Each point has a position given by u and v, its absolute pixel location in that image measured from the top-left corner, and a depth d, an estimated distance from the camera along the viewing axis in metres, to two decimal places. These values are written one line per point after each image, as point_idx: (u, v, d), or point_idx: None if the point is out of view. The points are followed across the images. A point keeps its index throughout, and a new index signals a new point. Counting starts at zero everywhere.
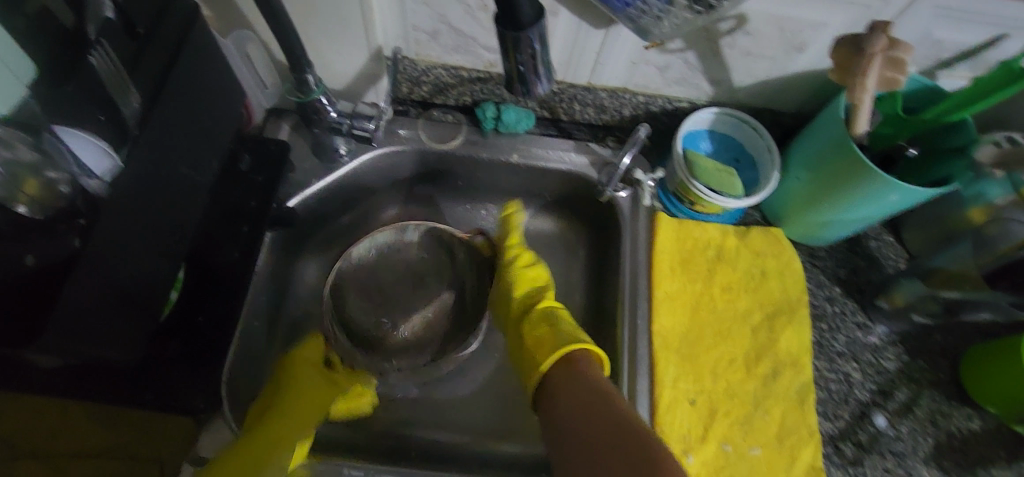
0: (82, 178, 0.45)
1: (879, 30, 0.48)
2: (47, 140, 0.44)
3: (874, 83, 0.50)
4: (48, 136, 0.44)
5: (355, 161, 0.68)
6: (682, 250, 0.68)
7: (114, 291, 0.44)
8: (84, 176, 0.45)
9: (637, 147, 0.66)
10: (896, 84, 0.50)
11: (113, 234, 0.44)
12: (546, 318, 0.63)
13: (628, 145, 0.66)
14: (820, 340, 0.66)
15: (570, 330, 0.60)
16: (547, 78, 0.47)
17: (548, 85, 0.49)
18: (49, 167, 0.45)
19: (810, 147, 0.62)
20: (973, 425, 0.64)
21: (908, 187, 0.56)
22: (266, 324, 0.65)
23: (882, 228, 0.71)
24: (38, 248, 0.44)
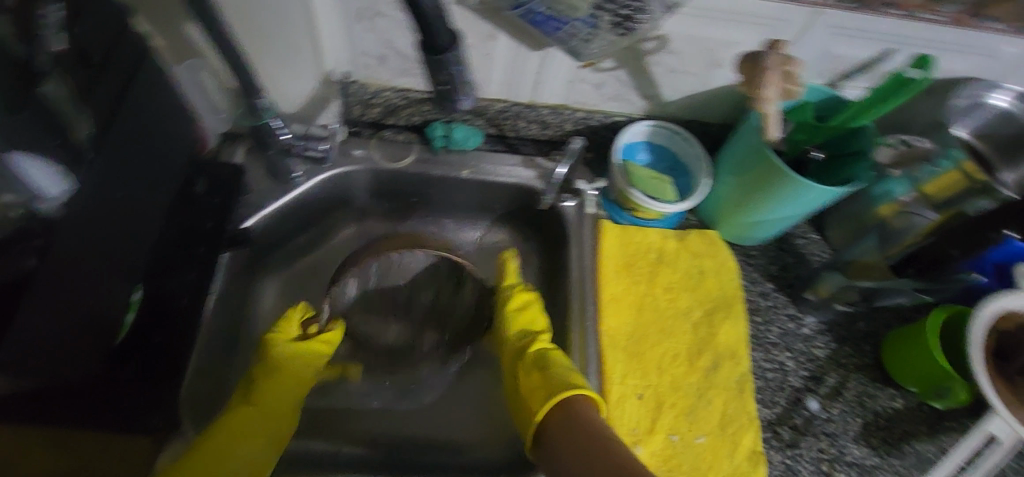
0: (37, 199, 0.45)
1: (772, 49, 0.54)
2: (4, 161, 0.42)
3: (777, 95, 0.55)
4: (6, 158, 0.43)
5: (309, 182, 0.71)
6: (626, 254, 0.73)
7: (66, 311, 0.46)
8: (38, 198, 0.45)
9: (571, 159, 0.71)
10: (795, 94, 0.55)
11: None
12: (540, 360, 0.64)
13: (563, 157, 0.71)
14: (756, 333, 0.71)
15: (566, 372, 0.62)
16: (471, 93, 0.49)
17: (473, 101, 0.51)
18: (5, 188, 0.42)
19: (735, 153, 0.68)
20: (896, 403, 0.69)
21: (820, 187, 0.61)
22: (225, 341, 0.68)
23: (808, 227, 0.77)
24: None
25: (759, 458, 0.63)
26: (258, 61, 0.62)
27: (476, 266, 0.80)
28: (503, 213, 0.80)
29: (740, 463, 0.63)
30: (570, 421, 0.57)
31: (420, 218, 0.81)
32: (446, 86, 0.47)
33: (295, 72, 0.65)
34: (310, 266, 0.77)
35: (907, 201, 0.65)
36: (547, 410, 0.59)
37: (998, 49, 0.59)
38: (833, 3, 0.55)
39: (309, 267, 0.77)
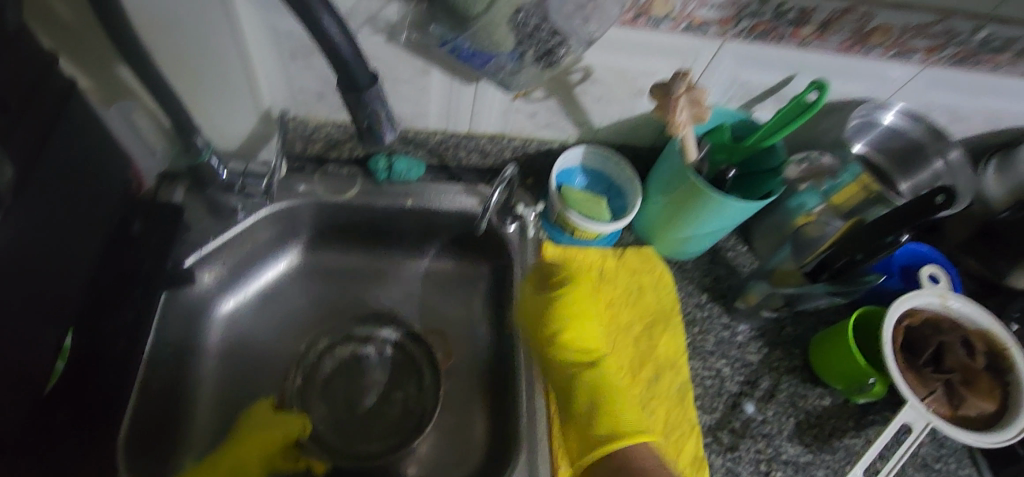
0: None
1: (680, 77, 0.59)
2: None
3: (687, 119, 0.61)
4: None
5: (251, 217, 0.71)
6: (568, 273, 0.76)
7: None
8: None
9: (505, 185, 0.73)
10: (704, 117, 0.61)
11: None
12: (594, 389, 0.66)
13: (497, 183, 0.72)
14: (693, 342, 0.75)
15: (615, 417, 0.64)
16: (392, 127, 0.56)
17: (394, 134, 0.57)
18: None
19: (663, 173, 0.72)
20: (825, 402, 0.74)
21: (737, 202, 0.66)
22: (166, 382, 0.66)
23: (737, 240, 0.82)
24: None
25: (701, 462, 0.67)
26: (194, 100, 0.63)
27: (433, 309, 0.82)
28: (450, 241, 0.82)
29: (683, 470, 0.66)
30: (619, 466, 0.61)
31: (368, 250, 0.82)
32: (368, 122, 0.54)
33: (233, 111, 0.66)
34: (257, 302, 0.77)
35: (818, 212, 0.71)
36: (593, 458, 0.62)
37: (884, 73, 0.66)
38: (734, 34, 0.60)
39: (255, 304, 0.77)
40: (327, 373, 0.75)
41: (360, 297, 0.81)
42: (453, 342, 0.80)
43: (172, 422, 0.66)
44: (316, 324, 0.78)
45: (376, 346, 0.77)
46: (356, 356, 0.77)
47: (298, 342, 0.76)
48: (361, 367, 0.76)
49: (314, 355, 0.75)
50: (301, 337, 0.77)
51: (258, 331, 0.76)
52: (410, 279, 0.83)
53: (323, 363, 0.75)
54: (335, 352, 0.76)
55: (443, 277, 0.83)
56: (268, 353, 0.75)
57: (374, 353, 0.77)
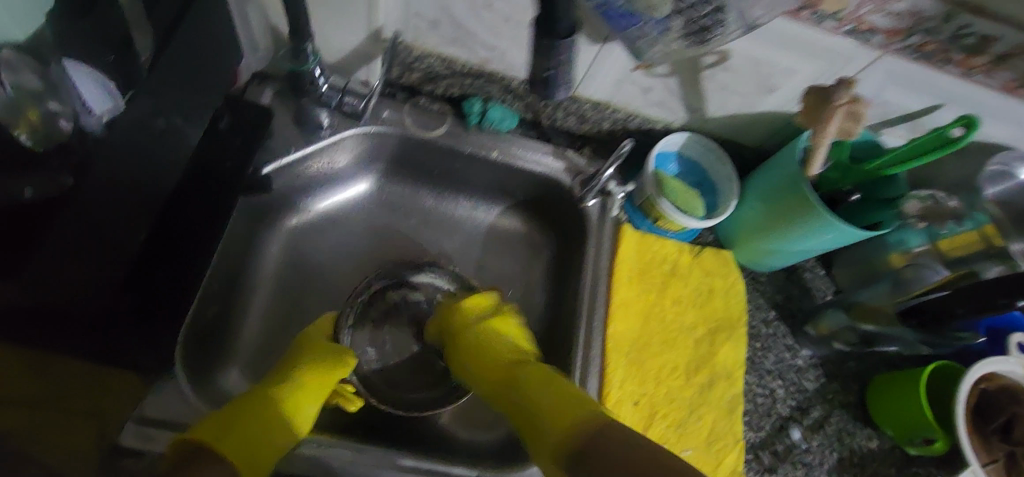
0: (82, 115, 0.47)
1: (844, 85, 0.52)
2: (54, 71, 0.46)
3: (834, 130, 0.54)
4: (57, 68, 0.46)
5: (336, 135, 0.69)
6: (642, 260, 0.73)
7: (89, 238, 0.45)
8: (84, 113, 0.47)
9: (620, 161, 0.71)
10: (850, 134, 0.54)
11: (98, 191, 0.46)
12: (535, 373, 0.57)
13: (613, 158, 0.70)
14: (752, 357, 0.73)
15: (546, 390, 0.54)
16: (567, 87, 0.53)
17: (565, 93, 0.55)
18: (51, 98, 0.46)
19: (771, 179, 0.68)
20: (872, 444, 0.72)
21: (845, 227, 0.62)
22: (227, 283, 0.66)
23: (817, 261, 0.79)
24: (36, 181, 0.44)
25: None
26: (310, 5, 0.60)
27: (490, 261, 0.80)
28: (521, 201, 0.80)
29: None
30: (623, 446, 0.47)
31: (437, 192, 0.80)
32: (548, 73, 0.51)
33: (344, 23, 0.62)
34: (320, 223, 0.76)
35: (918, 252, 0.67)
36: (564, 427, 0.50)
37: None
38: (900, 50, 0.55)
39: (318, 224, 0.75)
40: (377, 315, 0.73)
41: (421, 238, 0.79)
42: (507, 303, 0.78)
43: (219, 326, 0.65)
44: (373, 253, 0.77)
45: (427, 295, 0.74)
46: (406, 302, 0.74)
47: (354, 269, 0.75)
48: (410, 310, 0.74)
49: (371, 292, 0.72)
50: (359, 268, 0.76)
51: (318, 251, 0.75)
52: (473, 230, 0.81)
53: (374, 306, 0.73)
54: (386, 295, 0.73)
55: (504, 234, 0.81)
56: (323, 273, 0.74)
57: (424, 303, 0.74)
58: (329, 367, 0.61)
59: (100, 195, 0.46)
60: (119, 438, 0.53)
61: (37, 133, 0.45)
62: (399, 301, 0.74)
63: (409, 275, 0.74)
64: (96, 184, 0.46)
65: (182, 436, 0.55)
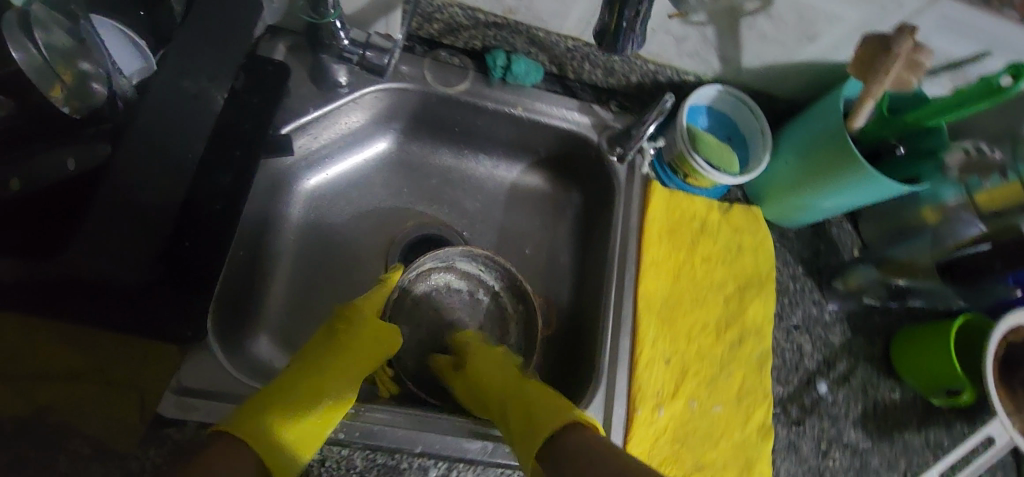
0: (114, 76, 0.51)
1: (906, 33, 0.50)
2: (83, 30, 0.49)
3: (890, 82, 0.52)
4: (85, 25, 0.50)
5: (355, 93, 0.65)
6: (671, 218, 0.71)
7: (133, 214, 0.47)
8: (116, 75, 0.51)
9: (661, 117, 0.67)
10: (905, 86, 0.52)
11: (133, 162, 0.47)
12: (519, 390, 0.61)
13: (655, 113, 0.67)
14: (780, 312, 0.73)
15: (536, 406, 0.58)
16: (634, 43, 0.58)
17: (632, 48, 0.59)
18: (83, 59, 0.49)
19: (808, 133, 0.66)
20: (895, 395, 0.73)
21: (885, 181, 0.61)
22: (250, 249, 0.64)
23: (843, 217, 0.78)
24: (72, 150, 0.49)
25: (768, 431, 0.66)
26: None
27: (513, 221, 0.78)
28: (543, 158, 0.78)
29: (747, 436, 0.66)
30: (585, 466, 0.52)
31: (457, 151, 0.77)
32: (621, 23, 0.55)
33: None
34: (340, 185, 0.73)
35: (953, 205, 0.65)
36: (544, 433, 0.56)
37: None
38: None
39: (338, 186, 0.73)
40: (416, 296, 0.72)
41: (443, 198, 0.77)
42: (531, 263, 0.77)
43: (246, 293, 0.64)
44: (394, 216, 0.75)
45: (470, 284, 0.74)
46: (449, 289, 0.74)
47: (376, 232, 0.74)
48: (449, 292, 0.74)
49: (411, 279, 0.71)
50: (381, 231, 0.74)
51: (339, 213, 0.73)
52: (495, 189, 0.79)
53: (415, 287, 0.72)
54: (431, 279, 0.73)
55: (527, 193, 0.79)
56: (345, 237, 0.72)
57: (467, 292, 0.74)
58: (375, 341, 0.62)
59: (131, 166, 0.47)
60: (161, 410, 0.51)
61: (71, 92, 0.48)
62: (442, 285, 0.73)
63: (455, 262, 0.72)
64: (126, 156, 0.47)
65: (226, 406, 0.54)
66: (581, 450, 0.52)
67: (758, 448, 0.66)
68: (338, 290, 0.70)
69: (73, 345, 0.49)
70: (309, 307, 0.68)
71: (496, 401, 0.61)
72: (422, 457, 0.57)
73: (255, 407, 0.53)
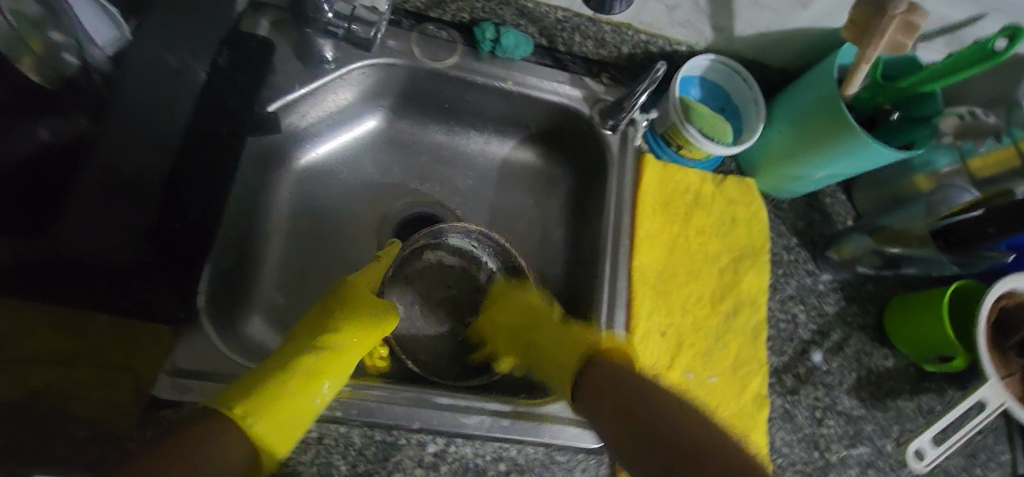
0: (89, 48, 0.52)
1: None
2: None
3: (884, 47, 0.51)
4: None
5: (342, 69, 0.64)
6: (664, 191, 0.71)
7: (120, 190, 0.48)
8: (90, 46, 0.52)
9: (653, 84, 0.64)
10: (901, 50, 0.51)
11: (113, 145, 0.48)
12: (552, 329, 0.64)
13: (645, 83, 0.64)
14: (775, 283, 0.73)
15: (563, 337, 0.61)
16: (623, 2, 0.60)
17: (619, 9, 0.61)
18: (53, 28, 0.50)
19: (801, 101, 0.65)
20: (888, 363, 0.74)
21: (881, 148, 0.60)
22: (240, 231, 0.64)
23: (837, 187, 0.77)
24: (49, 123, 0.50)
25: (762, 401, 0.67)
26: None
27: (507, 198, 0.78)
28: (535, 133, 0.77)
29: (743, 405, 0.66)
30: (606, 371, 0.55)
31: (448, 128, 0.77)
32: None
33: None
34: (330, 164, 0.72)
35: (947, 172, 0.67)
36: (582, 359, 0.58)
37: None
38: None
39: (328, 165, 0.72)
40: (411, 272, 0.72)
41: (436, 175, 0.77)
42: (526, 240, 0.77)
43: (239, 274, 0.63)
44: (385, 194, 0.74)
45: (462, 260, 0.74)
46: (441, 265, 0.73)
47: (368, 211, 0.73)
48: (445, 269, 0.73)
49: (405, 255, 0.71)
50: (372, 209, 0.73)
51: (330, 193, 0.72)
52: (487, 166, 0.78)
53: (410, 265, 0.72)
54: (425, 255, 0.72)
55: (519, 170, 0.79)
56: (335, 215, 0.72)
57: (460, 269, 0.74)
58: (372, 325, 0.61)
59: None
60: (156, 392, 0.51)
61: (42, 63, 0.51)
62: (435, 260, 0.73)
63: (447, 237, 0.72)
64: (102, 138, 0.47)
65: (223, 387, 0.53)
66: (603, 387, 0.54)
67: (753, 417, 0.66)
68: (331, 270, 0.69)
69: (72, 329, 0.48)
70: (302, 288, 0.67)
71: (531, 344, 0.65)
72: (419, 433, 0.57)
73: (247, 381, 0.52)
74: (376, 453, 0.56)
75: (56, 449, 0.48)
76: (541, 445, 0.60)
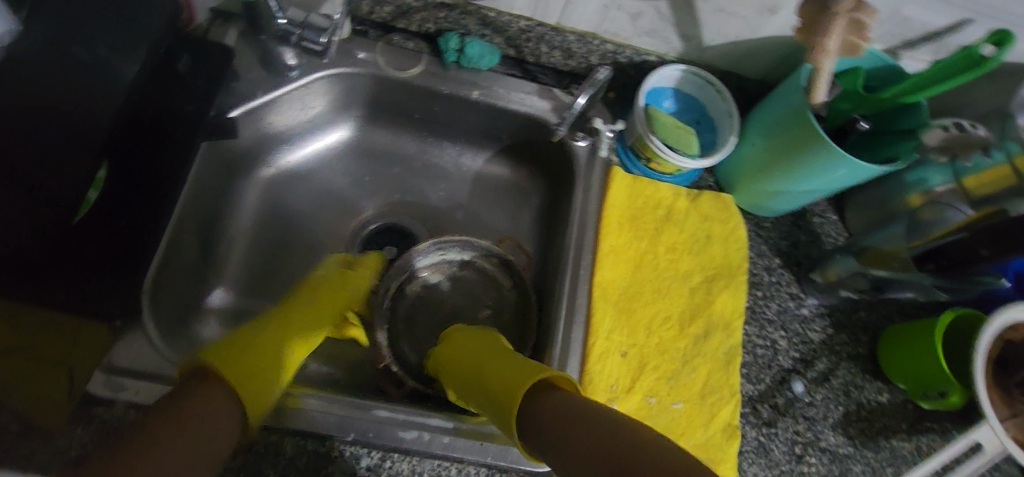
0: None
1: None
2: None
3: (837, 48, 0.51)
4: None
5: (306, 77, 0.65)
6: (633, 206, 0.68)
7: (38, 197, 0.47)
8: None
9: (594, 89, 0.66)
10: (857, 50, 0.51)
11: (26, 138, 0.47)
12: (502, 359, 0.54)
13: (585, 85, 0.65)
14: (753, 306, 0.68)
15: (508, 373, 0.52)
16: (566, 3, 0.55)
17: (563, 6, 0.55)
18: None
19: (772, 113, 0.62)
20: (882, 398, 0.67)
21: (855, 162, 0.56)
22: (201, 233, 0.64)
23: (828, 205, 0.73)
24: None
25: (734, 431, 0.62)
26: None
27: (480, 210, 0.77)
28: (508, 145, 0.75)
29: (712, 436, 0.61)
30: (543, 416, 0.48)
31: (420, 138, 0.76)
32: None
33: None
34: (300, 173, 0.73)
35: (939, 192, 0.63)
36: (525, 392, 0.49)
37: None
38: None
39: (298, 174, 0.73)
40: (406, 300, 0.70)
41: (407, 187, 0.76)
42: None
43: (195, 277, 0.63)
44: (354, 203, 0.74)
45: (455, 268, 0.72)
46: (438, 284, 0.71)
47: (336, 221, 0.73)
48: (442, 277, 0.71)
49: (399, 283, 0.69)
50: (340, 218, 0.73)
51: (299, 200, 0.72)
52: (459, 178, 0.77)
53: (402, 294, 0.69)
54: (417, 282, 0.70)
55: (493, 183, 0.78)
56: (301, 221, 0.72)
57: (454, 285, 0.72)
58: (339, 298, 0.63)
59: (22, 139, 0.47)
60: (89, 387, 0.51)
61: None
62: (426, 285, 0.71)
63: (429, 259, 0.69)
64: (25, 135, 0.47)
65: (158, 387, 0.52)
66: (564, 412, 0.47)
67: (723, 449, 0.61)
68: (293, 276, 0.69)
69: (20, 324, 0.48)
70: (261, 293, 0.67)
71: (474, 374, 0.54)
72: (355, 445, 0.55)
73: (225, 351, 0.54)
74: (307, 464, 0.53)
75: None
76: (483, 466, 0.56)
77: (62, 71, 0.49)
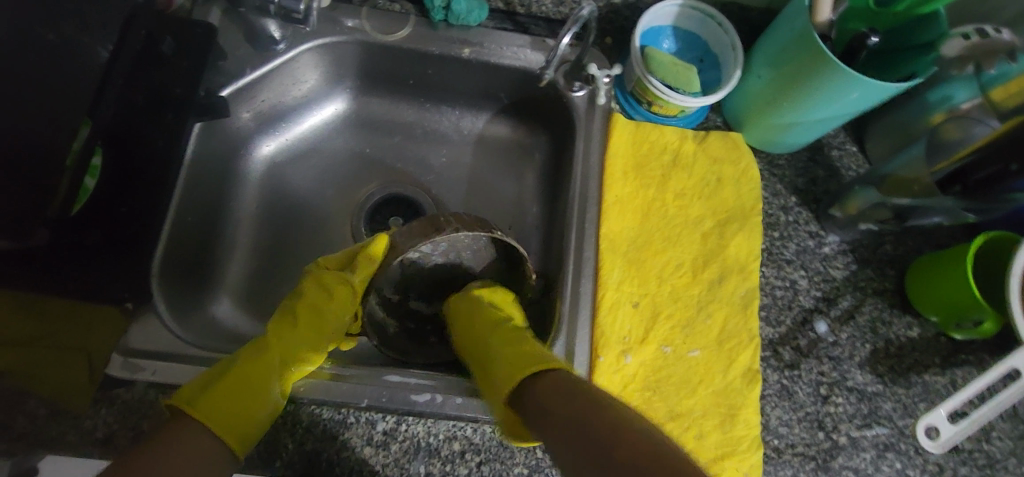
0: None
1: None
2: None
3: None
4: None
5: (293, 50, 0.64)
6: (637, 153, 0.66)
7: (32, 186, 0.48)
8: None
9: (579, 27, 0.59)
10: None
11: (17, 132, 0.48)
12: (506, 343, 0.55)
13: (568, 24, 0.58)
14: (769, 248, 0.65)
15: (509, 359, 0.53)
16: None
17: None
18: None
19: (776, 39, 0.58)
20: (912, 333, 0.64)
21: (868, 83, 0.53)
22: (205, 218, 0.64)
23: (846, 136, 0.68)
24: None
25: (755, 376, 0.60)
26: None
27: (482, 169, 0.75)
28: (507, 103, 0.73)
29: (731, 381, 0.60)
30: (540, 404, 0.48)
31: (418, 104, 0.75)
32: None
33: None
34: (299, 150, 0.72)
35: (966, 108, 0.59)
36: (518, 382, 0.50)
37: None
38: None
39: (296, 151, 0.72)
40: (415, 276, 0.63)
41: (408, 155, 0.75)
42: (503, 216, 0.73)
43: (202, 261, 0.64)
44: (356, 177, 0.73)
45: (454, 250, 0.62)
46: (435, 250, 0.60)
47: (340, 197, 0.72)
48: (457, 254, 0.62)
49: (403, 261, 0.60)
50: (343, 193, 0.72)
51: (300, 177, 0.72)
52: (460, 142, 0.76)
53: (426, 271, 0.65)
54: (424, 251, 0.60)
55: (494, 144, 0.76)
56: (305, 200, 0.71)
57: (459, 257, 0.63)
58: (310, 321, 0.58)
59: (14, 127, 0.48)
60: (108, 369, 0.52)
61: None
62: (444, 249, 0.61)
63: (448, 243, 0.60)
64: (16, 127, 0.48)
65: (172, 367, 0.53)
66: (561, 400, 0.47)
67: (744, 394, 0.60)
68: (300, 252, 0.69)
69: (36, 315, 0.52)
70: (271, 272, 0.67)
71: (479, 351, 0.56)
72: (369, 411, 0.55)
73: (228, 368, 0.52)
74: (323, 432, 0.54)
75: (15, 426, 0.50)
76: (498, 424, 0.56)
77: (44, 57, 0.49)
